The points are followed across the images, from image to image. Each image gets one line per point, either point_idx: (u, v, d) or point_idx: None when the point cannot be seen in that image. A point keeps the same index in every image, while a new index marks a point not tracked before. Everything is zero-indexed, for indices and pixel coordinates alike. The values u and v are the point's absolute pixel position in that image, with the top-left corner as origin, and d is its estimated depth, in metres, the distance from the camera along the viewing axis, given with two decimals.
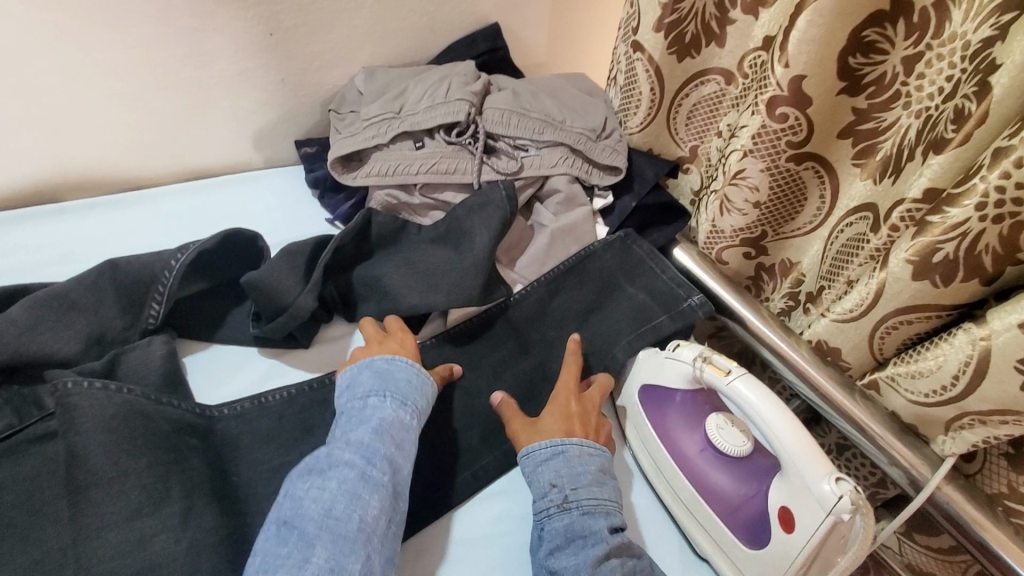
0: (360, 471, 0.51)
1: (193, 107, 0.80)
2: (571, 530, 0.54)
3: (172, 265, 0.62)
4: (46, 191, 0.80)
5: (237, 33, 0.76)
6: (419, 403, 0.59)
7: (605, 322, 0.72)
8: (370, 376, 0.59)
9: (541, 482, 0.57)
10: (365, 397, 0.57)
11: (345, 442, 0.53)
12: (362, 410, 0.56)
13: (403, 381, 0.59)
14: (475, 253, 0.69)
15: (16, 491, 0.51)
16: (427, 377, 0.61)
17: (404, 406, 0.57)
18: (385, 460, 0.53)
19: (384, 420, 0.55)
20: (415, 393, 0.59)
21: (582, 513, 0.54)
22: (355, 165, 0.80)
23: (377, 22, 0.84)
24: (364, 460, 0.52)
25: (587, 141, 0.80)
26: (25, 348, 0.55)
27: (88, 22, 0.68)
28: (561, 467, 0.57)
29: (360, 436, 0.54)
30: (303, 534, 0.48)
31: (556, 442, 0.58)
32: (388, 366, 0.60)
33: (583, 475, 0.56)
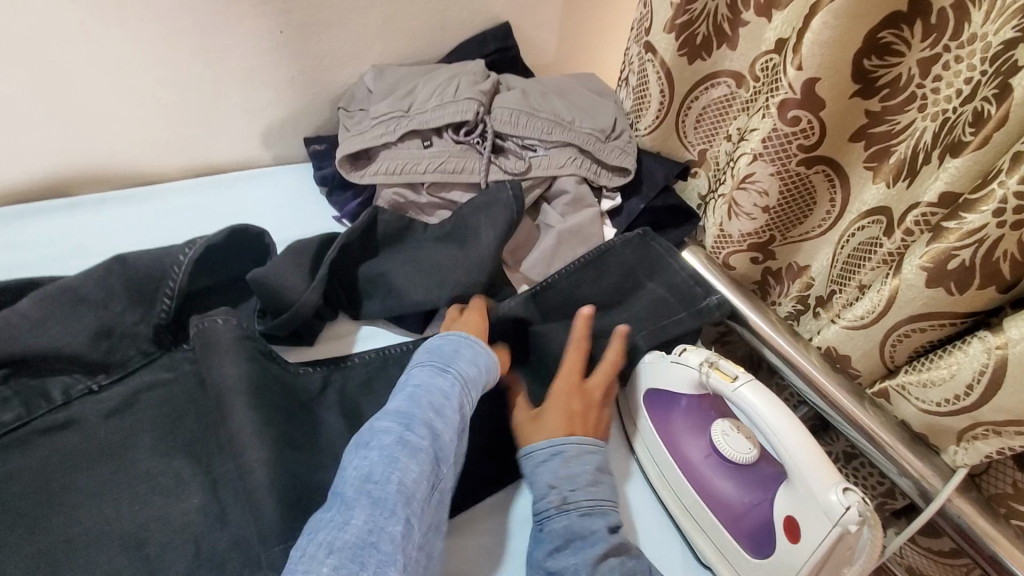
0: (398, 436, 0.51)
1: (207, 101, 0.81)
2: (569, 530, 0.53)
3: (181, 260, 0.61)
4: (62, 184, 0.81)
5: (251, 30, 0.76)
6: (464, 372, 0.58)
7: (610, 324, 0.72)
8: (422, 353, 0.60)
9: (540, 483, 0.57)
10: (412, 373, 0.58)
11: (387, 411, 0.54)
12: (407, 383, 0.57)
13: (449, 351, 0.60)
14: (482, 252, 0.69)
15: (24, 482, 0.50)
16: (474, 350, 0.61)
17: (444, 375, 0.57)
18: (426, 424, 0.52)
19: (422, 389, 0.55)
20: (459, 363, 0.59)
21: (581, 512, 0.54)
22: (363, 163, 0.80)
23: (389, 21, 0.84)
24: (404, 425, 0.52)
25: (596, 141, 0.80)
26: (37, 341, 0.54)
27: (106, 18, 0.69)
28: (559, 468, 0.57)
29: (400, 405, 0.54)
30: (343, 499, 0.47)
31: (555, 442, 0.58)
32: (438, 344, 0.61)
33: (581, 476, 0.57)
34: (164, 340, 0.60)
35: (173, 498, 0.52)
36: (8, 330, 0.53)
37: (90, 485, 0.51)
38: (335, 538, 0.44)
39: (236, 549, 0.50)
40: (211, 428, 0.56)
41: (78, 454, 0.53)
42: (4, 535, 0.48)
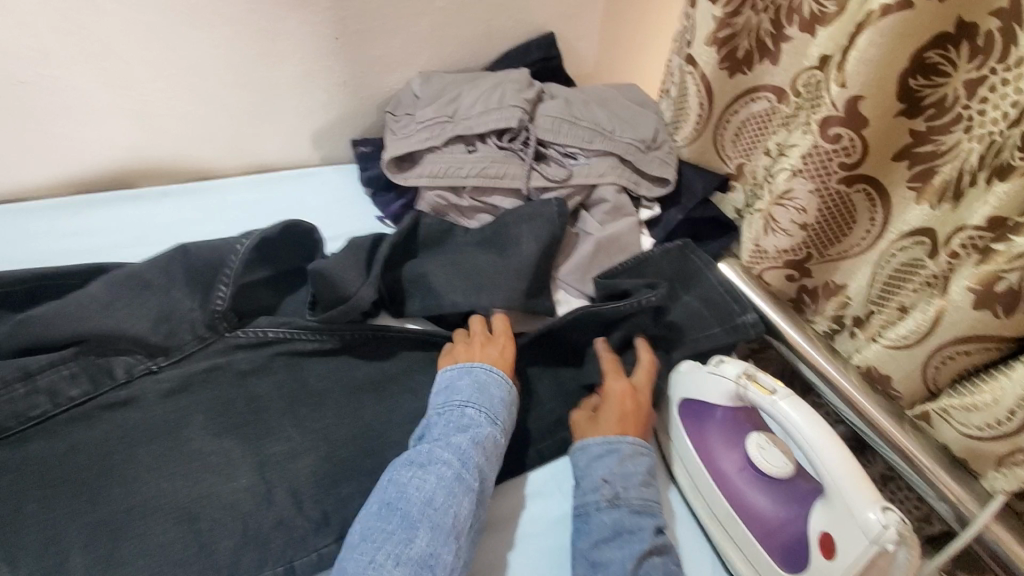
0: (456, 471, 0.53)
1: (262, 101, 0.84)
2: (618, 525, 0.55)
3: (238, 250, 0.64)
4: (127, 175, 0.85)
5: (307, 34, 0.80)
6: (507, 423, 0.60)
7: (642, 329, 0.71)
8: (470, 386, 0.59)
9: (594, 477, 0.58)
10: (463, 407, 0.58)
11: (446, 445, 0.55)
12: (460, 418, 0.57)
13: (498, 399, 0.60)
14: (521, 256, 0.71)
15: (85, 454, 0.53)
16: (515, 398, 0.62)
17: (495, 421, 0.58)
18: (480, 468, 0.54)
19: (480, 430, 0.57)
20: (504, 412, 0.60)
21: (631, 509, 0.56)
22: (408, 166, 0.83)
23: (436, 28, 0.87)
24: (462, 464, 0.54)
25: (637, 151, 0.81)
26: (105, 321, 0.56)
27: (173, 22, 0.73)
28: (615, 465, 0.58)
29: (458, 440, 0.55)
30: (405, 516, 0.50)
31: (613, 439, 0.60)
32: (487, 382, 0.60)
33: (634, 475, 0.58)
34: (218, 325, 0.62)
35: (223, 478, 0.54)
36: (80, 311, 0.56)
37: (147, 461, 0.53)
38: (401, 551, 0.48)
39: (282, 529, 0.53)
40: (260, 414, 0.59)
41: (138, 430, 0.55)
42: (69, 502, 0.50)
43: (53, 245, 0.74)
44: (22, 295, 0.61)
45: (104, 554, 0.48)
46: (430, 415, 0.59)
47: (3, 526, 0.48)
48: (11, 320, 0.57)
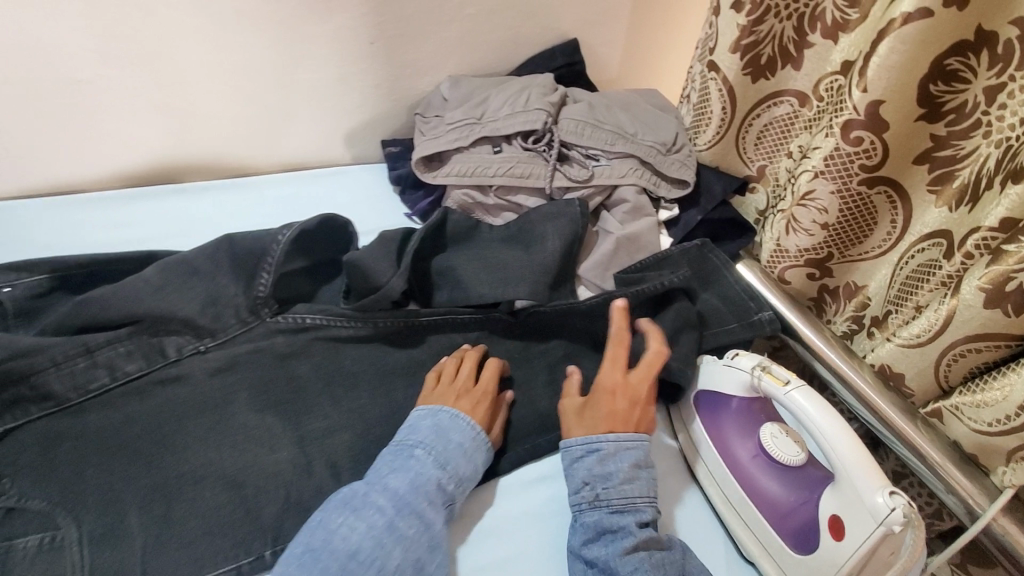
0: (389, 520, 0.53)
1: (300, 102, 0.89)
2: (601, 525, 0.56)
3: (279, 240, 0.67)
4: (173, 170, 0.90)
5: (346, 39, 0.85)
6: (461, 469, 0.59)
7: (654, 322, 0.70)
8: (428, 428, 0.60)
9: (575, 479, 0.60)
10: (412, 449, 0.59)
11: (384, 489, 0.55)
12: (406, 460, 0.58)
13: (455, 444, 0.60)
14: (546, 252, 0.74)
15: (141, 424, 0.57)
16: (479, 443, 0.61)
17: (444, 469, 0.58)
18: (415, 514, 0.54)
19: (424, 477, 0.57)
20: (458, 458, 0.59)
21: (614, 508, 0.57)
22: (436, 165, 0.87)
23: (467, 34, 0.92)
24: (395, 511, 0.54)
25: (657, 154, 0.84)
26: (159, 302, 0.61)
27: (222, 26, 0.77)
28: (593, 466, 0.59)
29: (399, 485, 0.56)
30: (327, 567, 0.50)
31: (592, 439, 0.60)
32: (450, 425, 0.61)
33: (614, 474, 0.58)
34: (260, 311, 0.66)
35: (266, 450, 0.58)
36: (136, 293, 0.60)
37: (197, 432, 0.58)
38: None
39: (320, 498, 0.57)
40: (298, 393, 0.63)
41: (188, 405, 0.59)
42: (127, 466, 0.54)
43: (108, 235, 0.79)
44: (81, 279, 0.65)
45: (158, 515, 0.52)
46: (383, 454, 0.60)
47: (68, 488, 0.52)
48: (73, 301, 0.61)
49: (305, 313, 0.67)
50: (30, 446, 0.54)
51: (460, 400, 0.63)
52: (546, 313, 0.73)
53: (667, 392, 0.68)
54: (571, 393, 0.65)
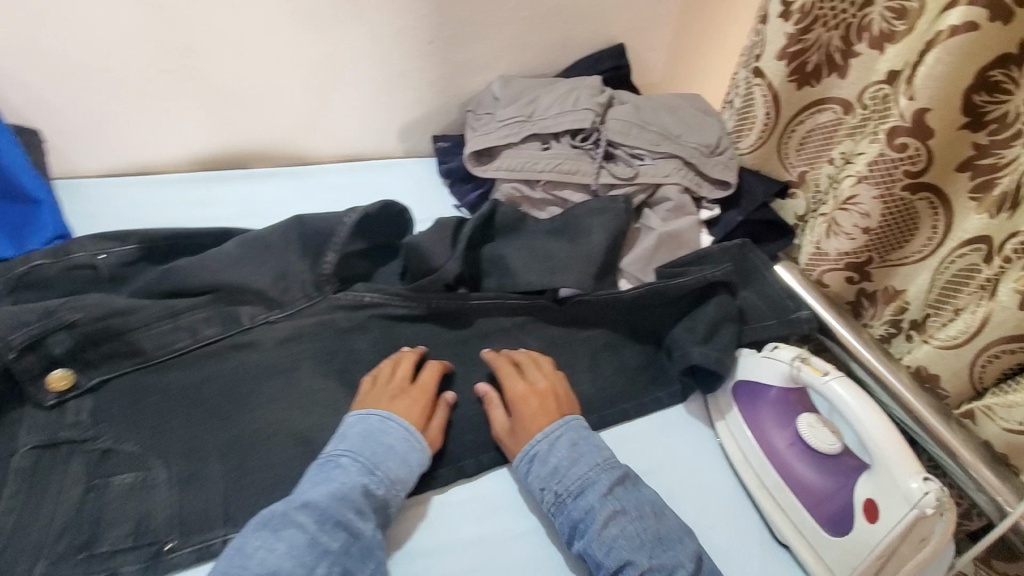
0: (310, 536, 0.51)
1: (362, 97, 0.94)
2: (572, 516, 0.58)
3: (345, 222, 0.72)
4: (239, 157, 0.93)
5: (410, 38, 0.90)
6: (391, 471, 0.58)
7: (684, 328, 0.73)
8: (356, 433, 0.59)
9: (533, 487, 0.61)
10: (336, 457, 0.57)
11: (303, 505, 0.53)
12: (332, 470, 0.56)
13: (385, 447, 0.59)
14: (592, 244, 0.78)
15: (219, 383, 0.62)
16: (413, 444, 0.60)
17: (371, 474, 0.57)
18: (338, 524, 0.52)
19: (346, 485, 0.55)
20: (388, 460, 0.58)
21: (573, 497, 0.59)
22: (486, 160, 0.91)
23: (519, 36, 0.96)
24: (316, 527, 0.52)
25: (701, 156, 0.88)
26: (237, 274, 0.66)
27: (304, 24, 0.82)
28: (541, 468, 0.61)
29: (319, 497, 0.54)
30: None
31: (528, 447, 0.62)
32: (380, 428, 0.60)
33: (561, 464, 0.60)
34: (325, 287, 0.71)
35: (332, 413, 0.63)
36: (217, 265, 0.66)
37: (269, 393, 0.63)
38: None
39: None
40: (358, 364, 0.68)
41: (261, 369, 0.64)
42: (208, 419, 0.59)
43: (183, 213, 0.83)
44: (164, 251, 0.70)
45: (237, 464, 0.57)
46: (311, 466, 0.58)
47: (158, 434, 0.57)
48: (160, 269, 0.67)
49: (365, 292, 0.71)
50: (121, 396, 0.59)
51: (393, 402, 0.63)
52: (590, 303, 0.76)
53: (703, 381, 0.70)
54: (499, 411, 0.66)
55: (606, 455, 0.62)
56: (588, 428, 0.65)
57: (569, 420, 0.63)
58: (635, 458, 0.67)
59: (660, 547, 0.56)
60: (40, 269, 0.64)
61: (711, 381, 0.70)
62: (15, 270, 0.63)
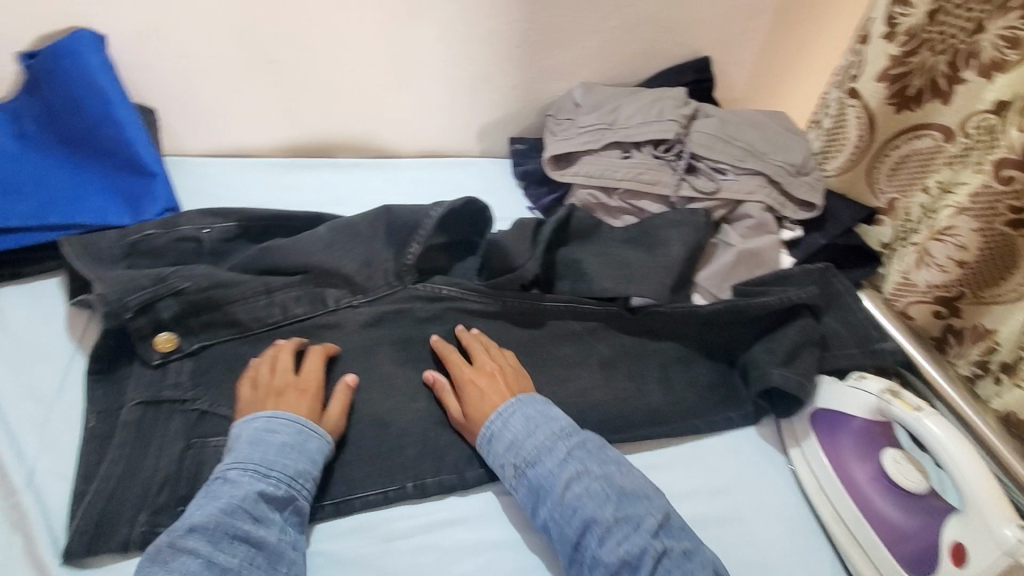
0: (205, 560, 0.47)
1: (447, 96, 0.96)
2: (535, 485, 0.56)
3: (430, 216, 0.74)
4: (326, 147, 0.97)
5: (500, 41, 0.91)
6: (288, 465, 0.54)
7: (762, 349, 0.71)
8: (242, 439, 0.54)
9: (493, 463, 0.59)
10: (226, 471, 0.52)
11: (192, 528, 0.49)
12: (221, 487, 0.52)
13: (276, 445, 0.54)
14: (670, 256, 0.77)
15: (306, 360, 0.65)
16: (309, 433, 0.56)
17: (266, 477, 0.52)
18: (236, 539, 0.49)
19: (236, 498, 0.51)
20: (280, 457, 0.54)
21: (532, 466, 0.57)
22: (564, 164, 0.92)
23: (605, 44, 0.97)
24: (210, 547, 0.48)
25: (786, 175, 0.86)
26: (327, 257, 0.69)
27: (401, 21, 0.84)
28: (498, 444, 0.59)
29: (206, 516, 0.49)
30: None
31: (484, 429, 0.60)
32: (268, 427, 0.55)
33: (518, 436, 0.58)
34: (405, 277, 0.72)
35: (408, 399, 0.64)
36: (310, 247, 0.69)
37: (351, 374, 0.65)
38: None
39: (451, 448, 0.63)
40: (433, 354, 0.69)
41: (343, 350, 0.67)
42: None
43: (275, 196, 0.87)
44: (259, 230, 0.74)
45: None
46: (204, 486, 0.53)
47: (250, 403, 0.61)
48: (257, 248, 0.70)
49: (443, 285, 0.73)
50: (215, 365, 0.62)
51: (282, 399, 0.58)
52: (663, 315, 0.75)
53: (778, 403, 0.69)
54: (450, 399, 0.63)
55: (562, 424, 0.60)
56: (544, 400, 0.62)
57: (523, 399, 0.61)
58: (705, 479, 0.66)
59: (625, 502, 0.55)
60: (152, 238, 0.69)
61: (787, 405, 0.69)
62: (132, 237, 0.68)
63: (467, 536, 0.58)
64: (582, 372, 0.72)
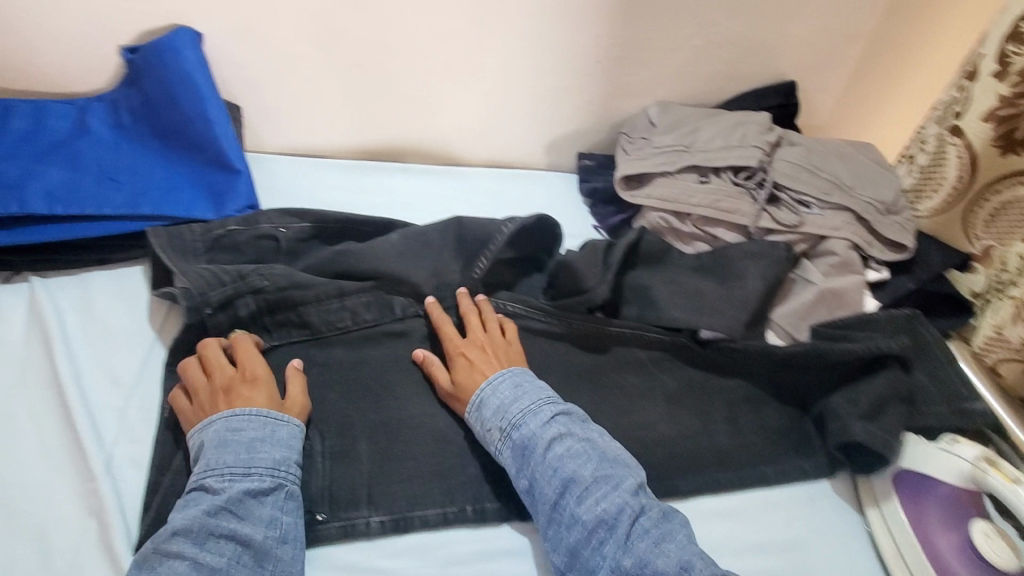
0: (190, 563, 0.47)
1: (520, 107, 0.95)
2: (519, 448, 0.57)
3: (500, 232, 0.73)
4: (398, 152, 0.98)
5: (579, 55, 0.90)
6: (266, 455, 0.53)
7: (842, 400, 0.68)
8: (212, 439, 0.53)
9: (479, 427, 0.60)
10: (200, 480, 0.51)
11: (174, 532, 0.48)
12: (200, 492, 0.51)
13: (250, 439, 0.53)
14: (746, 290, 0.74)
15: (371, 368, 0.65)
16: (276, 421, 0.55)
17: (245, 473, 0.51)
18: (220, 538, 0.48)
19: (216, 500, 0.50)
20: (259, 449, 0.53)
21: (516, 428, 0.58)
22: (636, 185, 0.89)
23: (687, 63, 0.94)
24: (195, 549, 0.47)
25: (875, 213, 0.82)
26: (397, 266, 0.69)
27: (484, 30, 0.84)
28: (486, 409, 0.59)
29: (187, 520, 0.48)
30: None
31: (476, 395, 0.60)
32: (233, 426, 0.54)
33: (506, 401, 0.59)
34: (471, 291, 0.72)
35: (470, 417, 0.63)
36: (381, 253, 0.69)
37: (414, 385, 0.65)
38: None
39: None
40: None
41: (408, 361, 0.67)
42: (361, 400, 0.62)
43: (347, 198, 0.88)
44: (332, 232, 0.75)
45: (382, 449, 0.59)
46: (183, 493, 0.52)
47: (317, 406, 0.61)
48: (329, 250, 0.71)
49: (511, 302, 0.73)
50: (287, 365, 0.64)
51: (235, 395, 0.56)
52: (736, 352, 0.72)
53: (858, 460, 0.65)
54: (439, 374, 0.64)
55: (547, 392, 0.61)
56: (531, 372, 0.64)
57: (513, 369, 0.63)
58: (775, 533, 0.62)
59: (605, 464, 0.56)
60: (233, 234, 0.70)
61: (867, 460, 0.65)
62: (215, 232, 0.70)
63: (517, 571, 0.55)
64: (647, 404, 0.70)
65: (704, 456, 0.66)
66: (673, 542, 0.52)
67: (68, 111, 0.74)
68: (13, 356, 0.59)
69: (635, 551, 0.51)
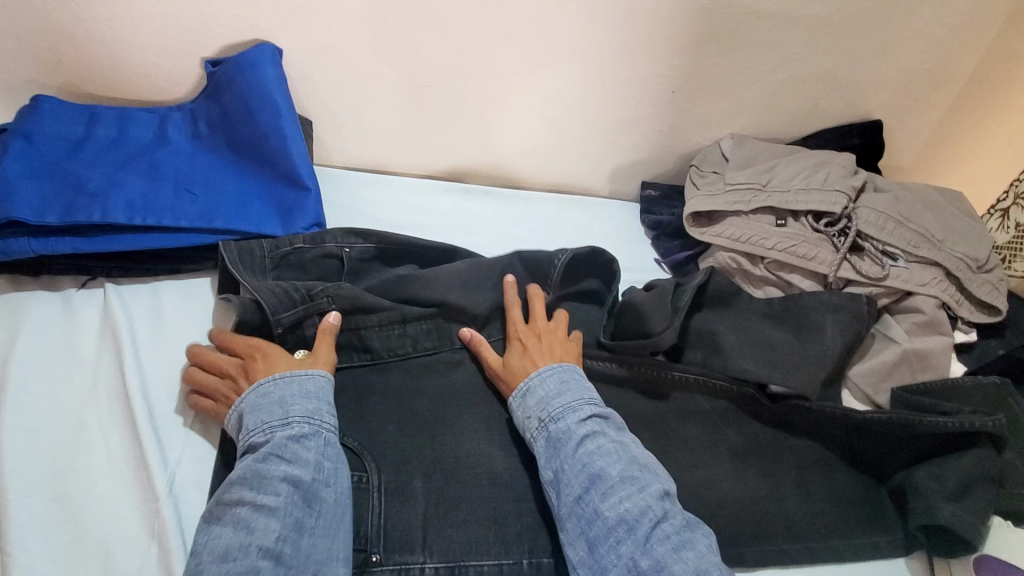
0: (251, 504, 0.47)
1: (586, 134, 0.92)
2: (554, 437, 0.56)
3: (554, 263, 0.73)
4: (459, 173, 0.97)
5: (652, 85, 0.87)
6: (306, 405, 0.54)
7: (925, 476, 0.63)
8: (253, 402, 0.54)
9: (519, 419, 0.60)
10: (248, 443, 0.52)
11: (231, 484, 0.49)
12: (249, 451, 0.52)
13: (290, 393, 0.55)
14: (822, 345, 0.70)
15: (429, 399, 0.64)
16: (303, 377, 0.57)
17: (288, 424, 0.53)
18: (275, 479, 0.49)
19: (267, 449, 0.51)
20: (299, 400, 0.55)
21: (554, 421, 0.57)
22: (704, 222, 0.86)
23: (764, 97, 0.90)
24: (254, 493, 0.48)
25: (968, 270, 0.76)
26: (461, 296, 0.68)
27: (559, 56, 0.82)
28: (525, 401, 0.60)
29: (244, 468, 0.49)
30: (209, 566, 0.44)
31: (519, 387, 0.61)
32: (265, 390, 0.55)
33: (542, 391, 0.60)
34: None
35: (528, 460, 0.61)
36: (446, 281, 0.68)
37: (472, 421, 0.63)
38: None
39: None
40: None
41: (466, 394, 0.65)
42: (416, 435, 0.61)
43: (409, 217, 0.88)
44: (395, 254, 0.74)
45: (438, 488, 0.58)
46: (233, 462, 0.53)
47: (374, 437, 0.60)
48: (391, 274, 0.70)
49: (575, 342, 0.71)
50: (346, 391, 0.63)
51: (253, 371, 0.57)
52: (809, 412, 0.68)
53: (940, 541, 0.60)
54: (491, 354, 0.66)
55: (589, 390, 0.61)
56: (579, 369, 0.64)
57: (564, 363, 0.62)
58: None
59: (635, 466, 0.54)
60: (300, 252, 0.70)
61: (949, 544, 0.60)
62: (282, 249, 0.70)
63: None
64: (710, 460, 0.66)
65: (771, 523, 0.62)
66: (692, 549, 0.49)
67: (150, 119, 0.76)
68: (87, 365, 0.61)
69: (654, 554, 0.48)
